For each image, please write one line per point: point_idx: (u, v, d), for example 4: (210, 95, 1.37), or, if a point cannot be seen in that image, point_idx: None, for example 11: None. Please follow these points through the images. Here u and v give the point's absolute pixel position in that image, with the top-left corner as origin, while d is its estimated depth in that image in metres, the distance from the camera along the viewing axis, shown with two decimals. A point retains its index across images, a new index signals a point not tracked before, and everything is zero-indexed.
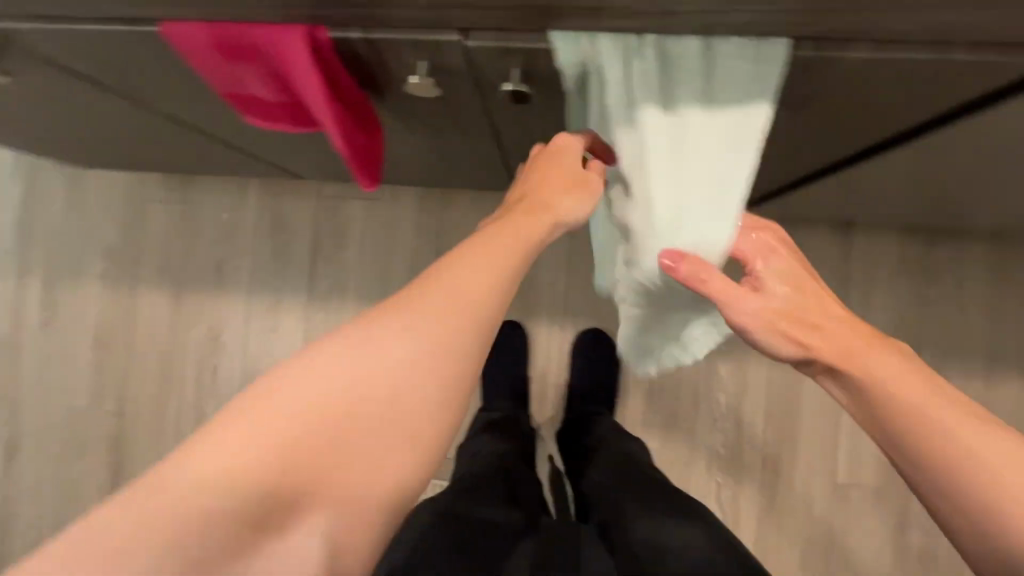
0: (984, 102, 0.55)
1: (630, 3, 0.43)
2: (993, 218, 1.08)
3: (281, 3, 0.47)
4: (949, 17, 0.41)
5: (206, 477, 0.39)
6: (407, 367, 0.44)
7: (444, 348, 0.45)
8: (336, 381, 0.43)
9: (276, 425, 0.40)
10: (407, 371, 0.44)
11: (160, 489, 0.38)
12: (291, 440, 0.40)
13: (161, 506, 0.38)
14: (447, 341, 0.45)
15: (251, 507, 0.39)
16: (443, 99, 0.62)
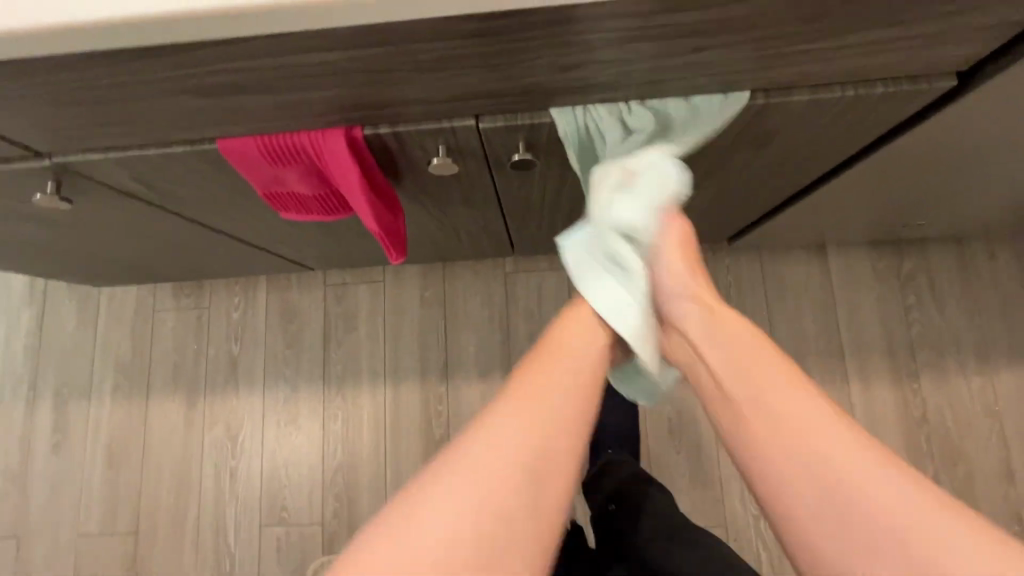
0: (907, 123, 0.67)
1: (613, 79, 0.53)
2: (946, 222, 1.20)
3: (324, 113, 0.56)
4: (864, 62, 0.52)
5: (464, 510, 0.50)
6: (562, 398, 0.57)
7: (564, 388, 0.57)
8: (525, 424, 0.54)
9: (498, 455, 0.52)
10: (564, 401, 0.57)
11: (431, 515, 0.50)
12: (508, 472, 0.52)
13: (437, 529, 0.49)
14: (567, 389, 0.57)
15: (493, 526, 0.50)
16: (458, 175, 0.71)
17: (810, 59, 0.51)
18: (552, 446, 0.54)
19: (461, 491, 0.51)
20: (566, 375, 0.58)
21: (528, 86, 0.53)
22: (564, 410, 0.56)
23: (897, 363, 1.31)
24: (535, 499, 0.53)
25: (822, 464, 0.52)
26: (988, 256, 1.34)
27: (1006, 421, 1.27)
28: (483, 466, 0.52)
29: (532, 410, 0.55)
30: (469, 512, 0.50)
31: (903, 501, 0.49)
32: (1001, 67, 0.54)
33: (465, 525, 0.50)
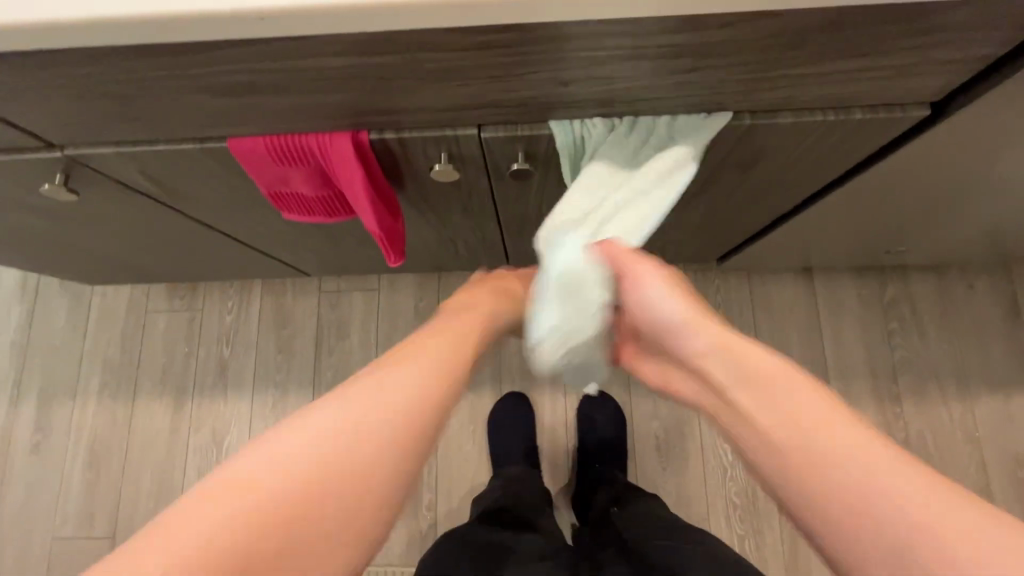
0: (886, 150, 0.70)
1: (610, 95, 0.56)
2: (926, 250, 1.24)
3: (333, 116, 0.59)
4: (844, 89, 0.56)
5: (224, 522, 0.41)
6: (394, 409, 0.49)
7: (398, 395, 0.50)
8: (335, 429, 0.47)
9: (290, 461, 0.44)
10: (394, 414, 0.49)
11: (183, 524, 0.40)
12: (297, 482, 0.44)
13: (178, 541, 0.39)
14: (400, 401, 0.50)
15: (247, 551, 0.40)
16: (458, 183, 0.74)
17: (795, 83, 0.54)
18: (366, 461, 0.47)
19: (227, 498, 0.42)
20: (402, 381, 0.51)
21: (531, 99, 0.56)
22: (417, 394, 0.51)
23: (880, 387, 1.34)
24: (329, 527, 0.44)
25: (791, 434, 0.46)
26: (967, 286, 1.38)
27: (985, 448, 1.30)
28: (272, 468, 0.44)
29: (350, 411, 0.48)
30: (231, 519, 0.41)
31: (884, 464, 0.42)
32: (969, 99, 0.58)
33: (217, 535, 0.40)
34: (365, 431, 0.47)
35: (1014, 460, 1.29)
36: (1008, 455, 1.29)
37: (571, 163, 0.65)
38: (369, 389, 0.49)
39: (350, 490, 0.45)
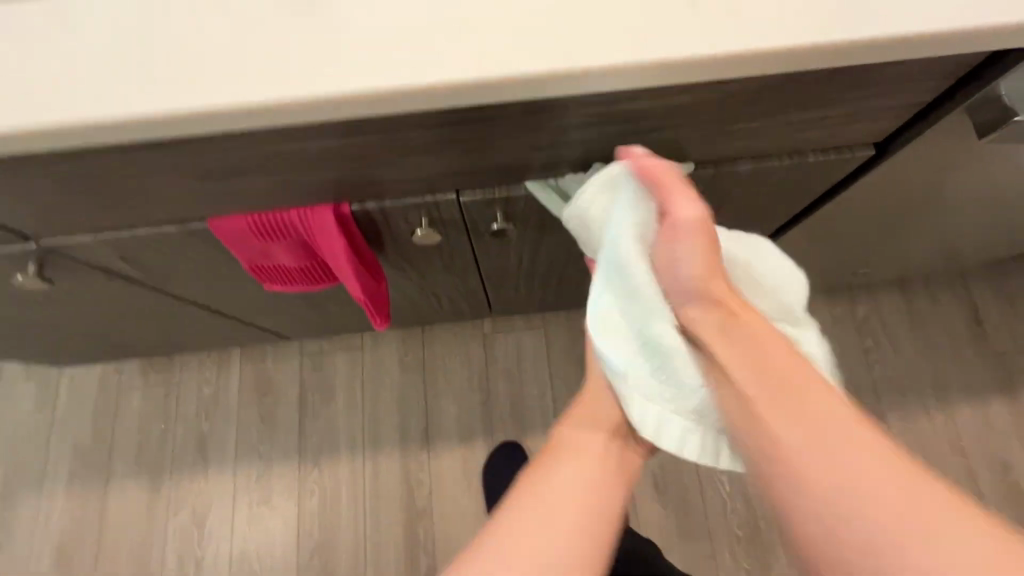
0: (842, 184, 0.75)
1: (581, 156, 0.59)
2: (889, 268, 1.30)
3: (314, 192, 0.60)
4: (796, 137, 0.60)
5: None
6: (583, 494, 0.58)
7: (579, 481, 0.59)
8: (546, 520, 0.56)
9: (524, 551, 0.54)
10: (585, 499, 0.58)
11: None
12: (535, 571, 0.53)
13: None
14: (583, 485, 0.59)
15: None
16: (440, 244, 0.75)
17: (751, 134, 0.58)
18: (577, 541, 0.55)
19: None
20: (579, 465, 0.61)
21: (506, 164, 0.59)
22: (590, 473, 0.60)
23: (864, 404, 1.37)
24: None
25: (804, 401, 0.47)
26: (931, 298, 1.45)
27: (972, 457, 1.32)
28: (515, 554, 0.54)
29: (555, 496, 0.58)
30: None
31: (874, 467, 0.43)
32: (911, 137, 0.62)
33: None
34: (569, 514, 0.57)
35: (1002, 467, 1.32)
36: (995, 462, 1.32)
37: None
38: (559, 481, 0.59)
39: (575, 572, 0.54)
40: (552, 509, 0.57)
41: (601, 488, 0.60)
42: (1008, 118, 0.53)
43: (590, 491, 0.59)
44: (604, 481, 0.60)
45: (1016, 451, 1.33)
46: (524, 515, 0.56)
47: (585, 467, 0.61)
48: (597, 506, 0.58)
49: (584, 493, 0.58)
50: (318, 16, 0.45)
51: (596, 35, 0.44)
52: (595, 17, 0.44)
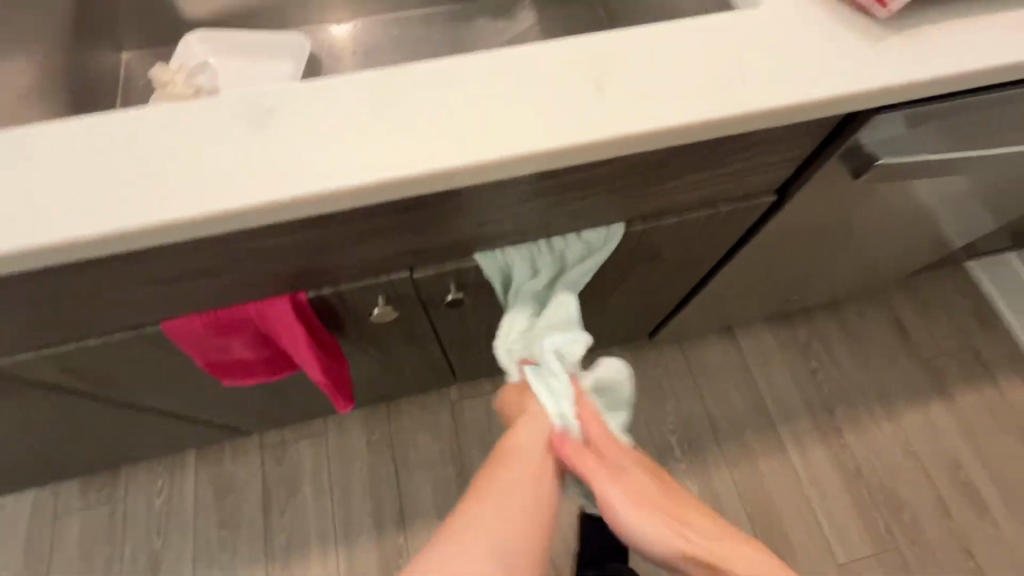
0: (755, 227, 0.83)
1: (523, 225, 0.64)
2: (818, 292, 1.41)
3: (270, 283, 0.61)
4: (707, 190, 0.68)
5: None
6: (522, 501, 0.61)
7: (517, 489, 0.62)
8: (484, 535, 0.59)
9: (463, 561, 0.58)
10: (523, 505, 0.61)
11: None
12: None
13: None
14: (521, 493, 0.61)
15: None
16: (399, 320, 0.78)
17: (667, 192, 0.66)
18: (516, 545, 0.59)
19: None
20: (518, 477, 0.62)
21: (454, 239, 0.63)
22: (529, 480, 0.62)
23: (820, 421, 1.44)
24: None
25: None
26: (859, 314, 1.57)
27: (925, 459, 1.40)
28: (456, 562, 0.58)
29: (495, 508, 0.60)
30: None
31: None
32: (799, 185, 0.71)
33: None
34: (506, 522, 0.60)
35: (953, 465, 1.40)
36: (946, 460, 1.40)
37: (504, 283, 0.71)
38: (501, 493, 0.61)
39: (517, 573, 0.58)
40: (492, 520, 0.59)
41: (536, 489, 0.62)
42: (872, 162, 0.63)
43: (528, 496, 0.62)
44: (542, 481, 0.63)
45: (961, 447, 1.42)
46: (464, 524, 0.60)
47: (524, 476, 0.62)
48: (515, 513, 0.60)
49: (507, 506, 0.60)
50: (271, 130, 0.49)
51: (524, 125, 0.49)
52: (522, 111, 0.50)
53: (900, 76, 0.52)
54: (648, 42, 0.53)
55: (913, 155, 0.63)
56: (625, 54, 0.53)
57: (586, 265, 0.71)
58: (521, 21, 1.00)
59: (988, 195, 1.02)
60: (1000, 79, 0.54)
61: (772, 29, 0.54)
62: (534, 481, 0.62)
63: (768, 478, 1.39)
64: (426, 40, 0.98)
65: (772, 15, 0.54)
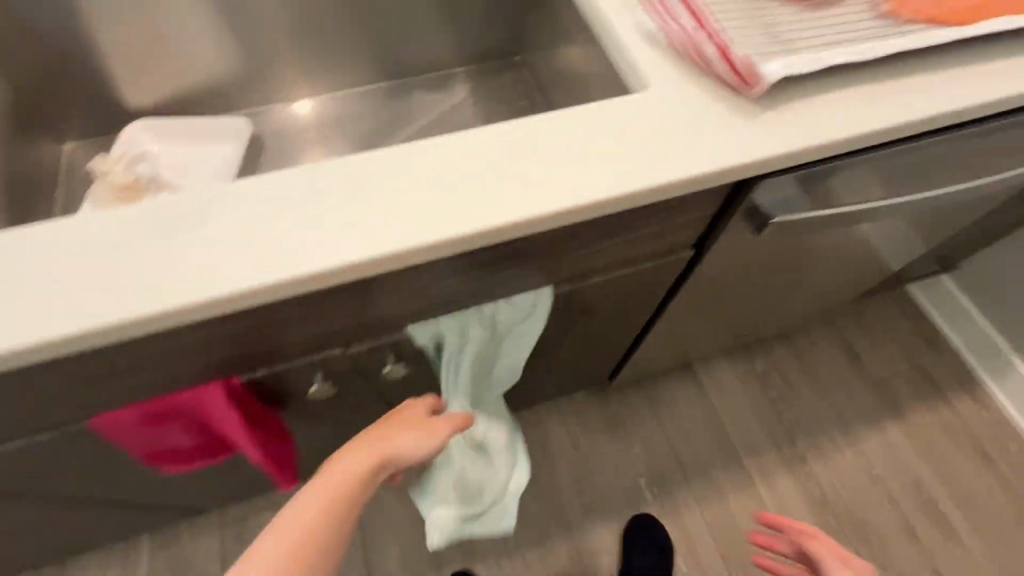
0: (679, 280, 0.87)
1: (451, 295, 0.67)
2: (768, 324, 1.46)
3: (201, 372, 0.62)
4: (626, 250, 0.72)
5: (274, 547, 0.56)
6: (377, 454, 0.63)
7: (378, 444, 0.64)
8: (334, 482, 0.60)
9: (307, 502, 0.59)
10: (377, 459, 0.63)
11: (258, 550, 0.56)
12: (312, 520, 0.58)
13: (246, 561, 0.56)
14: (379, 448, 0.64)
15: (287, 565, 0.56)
16: (340, 393, 0.78)
17: (586, 254, 0.70)
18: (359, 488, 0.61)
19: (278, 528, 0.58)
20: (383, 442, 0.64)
21: (385, 314, 0.66)
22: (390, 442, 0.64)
23: (784, 452, 1.47)
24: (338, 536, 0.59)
25: None
26: (812, 342, 1.62)
27: (888, 483, 1.43)
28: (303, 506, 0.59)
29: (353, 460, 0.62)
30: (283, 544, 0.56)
31: None
32: (712, 240, 0.75)
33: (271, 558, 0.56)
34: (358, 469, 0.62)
35: (915, 487, 1.43)
36: (908, 481, 1.43)
37: (445, 344, 0.73)
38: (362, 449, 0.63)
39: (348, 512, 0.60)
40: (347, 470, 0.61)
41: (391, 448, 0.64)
42: (767, 218, 0.69)
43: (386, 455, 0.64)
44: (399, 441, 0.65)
45: (921, 467, 1.45)
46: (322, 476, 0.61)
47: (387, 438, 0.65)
48: (365, 467, 0.62)
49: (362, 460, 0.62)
50: (196, 229, 0.51)
51: (439, 214, 0.54)
52: (437, 199, 0.54)
53: (776, 148, 0.57)
54: (550, 130, 0.59)
55: (803, 213, 0.69)
56: (530, 143, 0.59)
57: (517, 328, 0.74)
58: (455, 95, 1.06)
59: (903, 229, 1.09)
60: (864, 143, 0.60)
61: (659, 111, 0.60)
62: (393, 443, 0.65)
63: (738, 513, 1.39)
64: (364, 120, 1.04)
65: (659, 97, 0.60)
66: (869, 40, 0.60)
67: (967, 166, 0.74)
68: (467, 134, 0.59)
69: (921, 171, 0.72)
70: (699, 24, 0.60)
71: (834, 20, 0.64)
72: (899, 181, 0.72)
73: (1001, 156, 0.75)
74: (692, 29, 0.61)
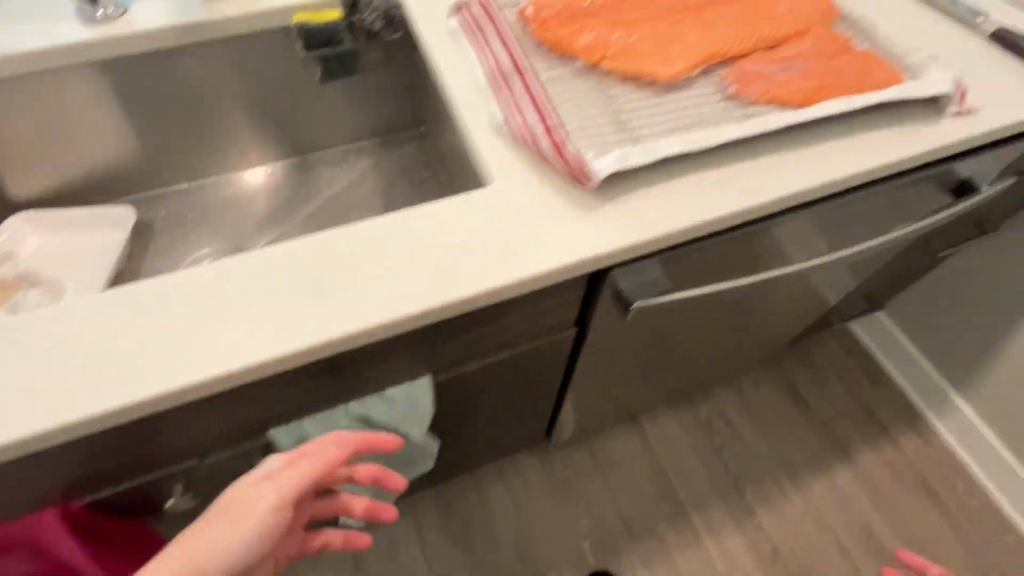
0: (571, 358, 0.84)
1: (311, 396, 0.65)
2: (704, 372, 1.44)
3: (32, 500, 0.58)
4: (499, 337, 0.70)
5: None
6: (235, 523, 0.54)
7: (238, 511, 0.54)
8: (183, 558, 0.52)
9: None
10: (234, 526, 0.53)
11: None
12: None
13: None
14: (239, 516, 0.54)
15: None
16: (211, 499, 0.74)
17: (455, 345, 0.68)
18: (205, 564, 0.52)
19: None
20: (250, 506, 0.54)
21: (238, 422, 0.63)
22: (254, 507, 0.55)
23: (731, 503, 1.43)
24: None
25: None
26: (756, 385, 1.60)
27: (836, 531, 1.40)
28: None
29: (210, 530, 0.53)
30: None
31: None
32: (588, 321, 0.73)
33: None
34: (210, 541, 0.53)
35: (864, 533, 1.40)
36: (856, 527, 1.41)
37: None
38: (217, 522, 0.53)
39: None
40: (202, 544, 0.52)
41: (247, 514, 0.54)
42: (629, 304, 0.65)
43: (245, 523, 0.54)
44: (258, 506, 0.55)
45: (869, 512, 1.43)
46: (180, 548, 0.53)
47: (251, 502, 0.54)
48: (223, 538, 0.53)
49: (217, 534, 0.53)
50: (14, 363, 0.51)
51: (246, 338, 0.54)
52: (247, 323, 0.54)
53: (610, 243, 0.58)
54: (374, 237, 0.60)
55: (669, 292, 0.67)
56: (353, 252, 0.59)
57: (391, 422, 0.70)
58: (342, 181, 1.03)
59: (815, 283, 1.09)
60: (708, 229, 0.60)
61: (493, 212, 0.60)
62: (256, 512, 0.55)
63: (686, 573, 1.35)
64: (251, 210, 0.99)
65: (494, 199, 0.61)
66: (702, 128, 0.62)
67: (889, 216, 0.76)
68: (290, 246, 0.59)
69: (849, 224, 0.74)
70: (538, 118, 0.61)
71: (676, 103, 0.65)
72: (784, 244, 0.71)
73: (866, 222, 0.76)
74: (531, 124, 0.61)
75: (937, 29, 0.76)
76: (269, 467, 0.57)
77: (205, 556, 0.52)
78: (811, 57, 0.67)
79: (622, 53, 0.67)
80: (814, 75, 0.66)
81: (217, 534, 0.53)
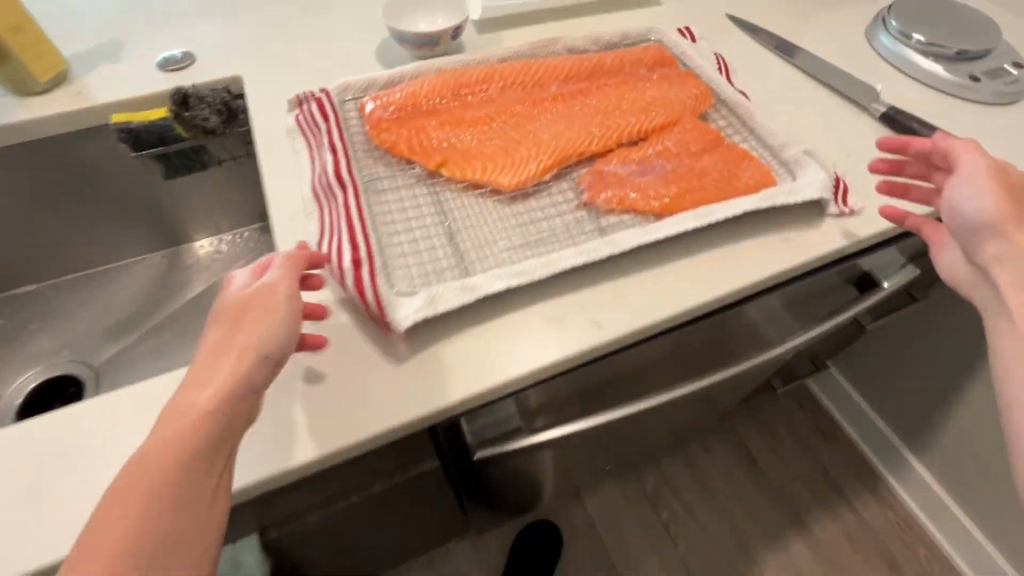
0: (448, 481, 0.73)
1: None
2: (645, 445, 1.35)
3: None
4: (340, 487, 0.60)
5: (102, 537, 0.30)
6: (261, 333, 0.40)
7: (256, 310, 0.41)
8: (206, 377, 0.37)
9: (161, 432, 0.34)
10: (258, 333, 0.40)
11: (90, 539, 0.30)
12: (180, 443, 0.34)
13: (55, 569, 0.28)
14: (264, 316, 0.41)
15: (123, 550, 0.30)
16: None
17: (279, 504, 0.57)
18: (238, 372, 0.38)
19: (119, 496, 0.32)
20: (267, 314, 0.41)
21: None
22: (271, 303, 0.41)
23: None
24: (211, 445, 0.35)
25: None
26: (706, 450, 1.51)
27: None
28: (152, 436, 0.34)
29: (218, 348, 0.39)
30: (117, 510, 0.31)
31: None
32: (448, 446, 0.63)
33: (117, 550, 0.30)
34: (228, 356, 0.38)
35: None
36: None
37: None
38: (239, 329, 0.40)
39: (225, 417, 0.36)
40: (216, 360, 0.38)
41: (257, 312, 0.41)
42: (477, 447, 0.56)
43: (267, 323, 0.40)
44: (269, 304, 0.41)
45: None
46: (189, 380, 0.37)
47: (266, 306, 0.41)
48: (236, 343, 0.39)
49: (235, 339, 0.39)
50: None
51: None
52: None
53: (417, 404, 0.46)
54: (125, 414, 0.47)
55: (518, 433, 0.57)
56: (94, 438, 0.46)
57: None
58: (211, 276, 0.93)
59: None
60: (540, 377, 0.50)
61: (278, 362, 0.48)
62: (272, 307, 0.41)
63: None
64: (106, 312, 0.89)
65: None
66: (543, 250, 0.54)
67: (833, 299, 0.71)
68: (15, 430, 0.46)
69: (822, 296, 0.70)
70: (347, 247, 0.52)
71: (523, 218, 0.57)
72: (762, 321, 0.66)
73: (791, 312, 0.68)
74: (338, 253, 0.51)
75: (831, 115, 0.70)
76: (243, 280, 0.44)
77: (227, 383, 0.37)
78: (676, 154, 0.61)
79: (463, 158, 0.60)
80: (677, 177, 0.59)
81: (238, 337, 0.39)
